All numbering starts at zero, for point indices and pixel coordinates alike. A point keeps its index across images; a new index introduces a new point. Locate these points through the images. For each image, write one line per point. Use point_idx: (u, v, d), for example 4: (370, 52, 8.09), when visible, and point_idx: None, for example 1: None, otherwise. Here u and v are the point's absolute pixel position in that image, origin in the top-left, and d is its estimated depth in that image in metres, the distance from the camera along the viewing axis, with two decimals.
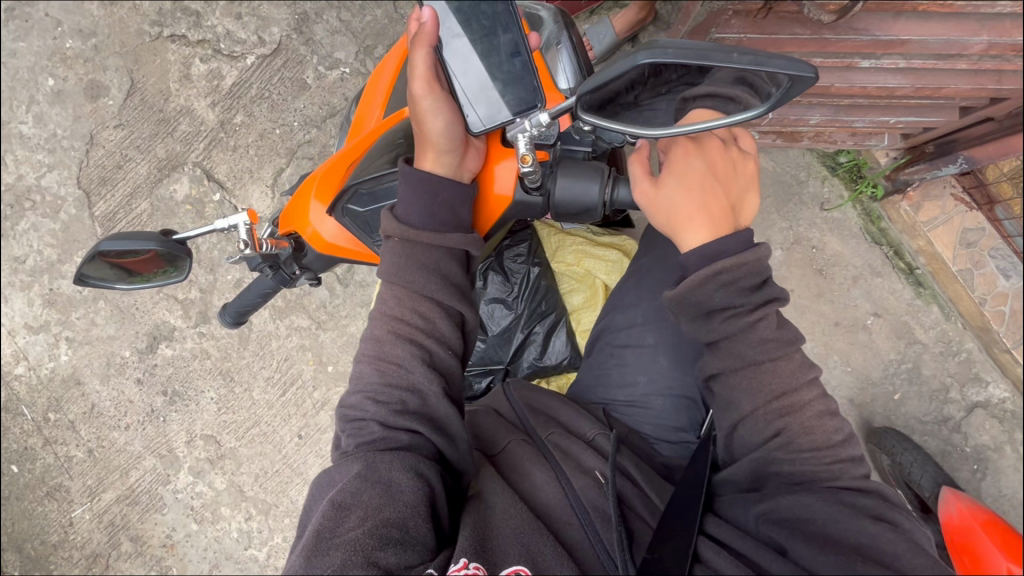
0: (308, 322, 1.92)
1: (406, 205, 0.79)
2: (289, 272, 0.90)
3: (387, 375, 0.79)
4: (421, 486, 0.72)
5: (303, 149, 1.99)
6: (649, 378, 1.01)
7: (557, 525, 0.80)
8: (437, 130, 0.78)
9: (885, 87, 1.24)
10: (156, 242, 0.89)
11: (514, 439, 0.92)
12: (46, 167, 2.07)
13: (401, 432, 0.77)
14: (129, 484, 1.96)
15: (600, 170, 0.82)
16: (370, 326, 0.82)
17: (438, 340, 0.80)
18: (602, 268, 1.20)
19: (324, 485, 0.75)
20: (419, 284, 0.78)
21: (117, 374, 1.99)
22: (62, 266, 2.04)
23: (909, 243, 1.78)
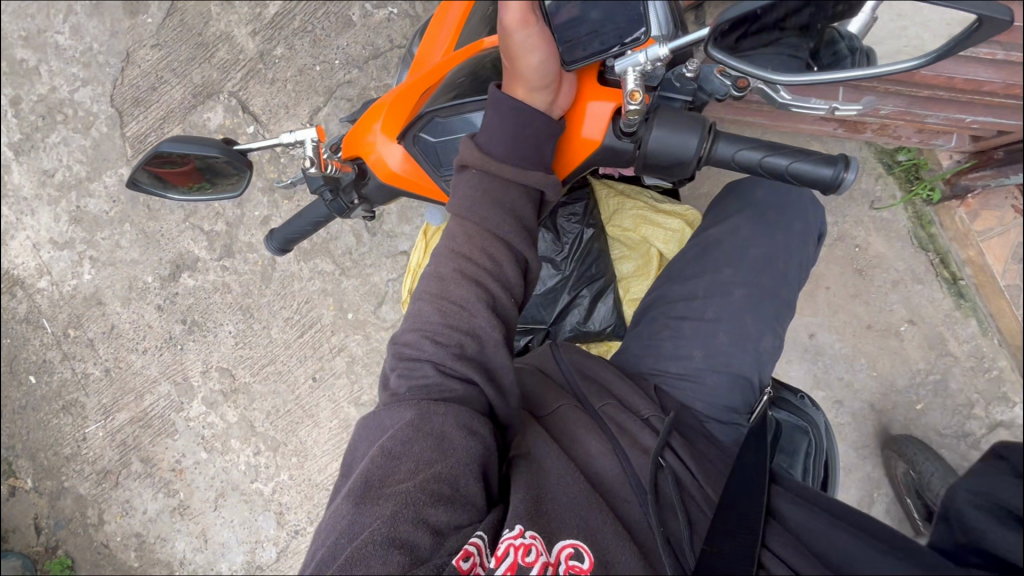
0: (332, 267, 1.90)
1: (490, 138, 0.72)
2: (346, 202, 0.85)
3: (449, 316, 0.73)
4: (474, 444, 0.68)
5: (342, 89, 1.93)
6: (705, 354, 0.94)
7: (614, 499, 0.76)
8: (529, 62, 0.67)
9: (974, 80, 1.20)
10: (219, 149, 0.87)
11: (567, 403, 0.87)
12: (80, 81, 2.03)
13: (456, 380, 0.71)
14: (143, 407, 1.98)
15: (699, 121, 0.70)
16: (434, 263, 0.77)
17: (501, 285, 0.74)
18: (660, 236, 1.11)
19: (371, 428, 0.70)
20: (495, 223, 0.73)
21: (138, 298, 1.99)
22: (90, 184, 2.02)
23: (958, 252, 1.69)
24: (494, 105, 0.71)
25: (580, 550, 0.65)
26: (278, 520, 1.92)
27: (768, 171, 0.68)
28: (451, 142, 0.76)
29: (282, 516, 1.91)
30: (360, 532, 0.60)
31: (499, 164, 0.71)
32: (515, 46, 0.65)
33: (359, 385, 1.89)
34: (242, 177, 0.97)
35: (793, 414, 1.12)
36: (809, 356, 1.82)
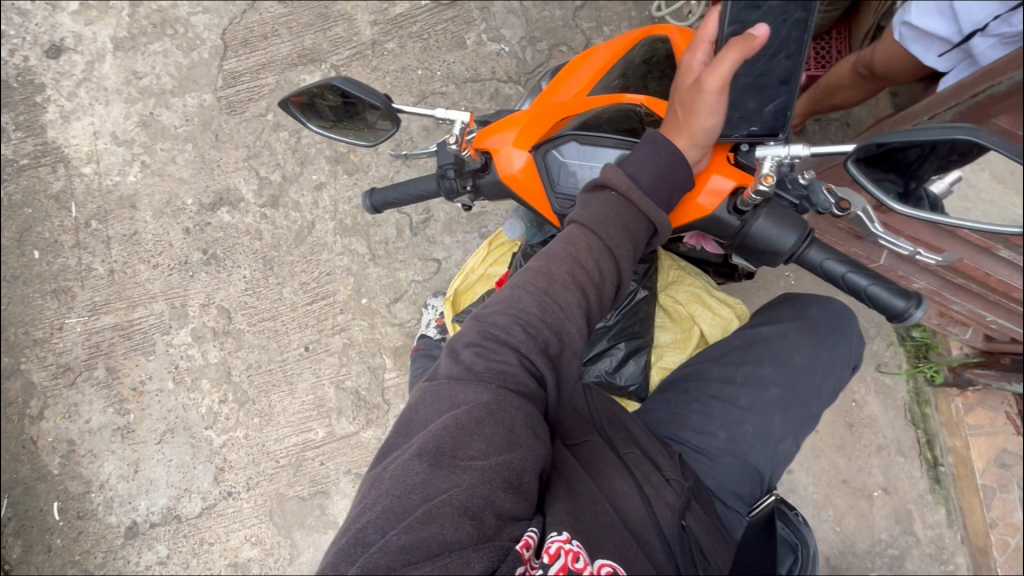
0: (365, 250, 1.94)
1: (638, 169, 0.76)
2: (459, 185, 0.90)
3: (547, 312, 0.74)
4: (537, 446, 0.69)
5: (434, 97, 2.05)
6: (729, 437, 0.98)
7: (643, 539, 0.78)
8: (705, 125, 0.75)
9: (1005, 283, 1.24)
10: (380, 100, 0.92)
11: (595, 440, 0.90)
12: (201, 7, 2.15)
13: (531, 376, 0.72)
14: (131, 318, 1.95)
15: (801, 223, 0.78)
16: (542, 258, 0.77)
17: (599, 299, 0.77)
18: (708, 318, 1.15)
19: (441, 398, 0.68)
20: (618, 243, 0.76)
21: (170, 215, 2.01)
22: (171, 98, 2.09)
23: (945, 439, 1.76)
24: (653, 142, 0.76)
25: (617, 571, 0.68)
26: (215, 476, 1.86)
27: (849, 286, 0.76)
28: (582, 165, 0.81)
29: (221, 474, 1.85)
30: (433, 494, 0.61)
31: (641, 194, 0.75)
32: (704, 104, 0.73)
33: (346, 369, 1.88)
34: (364, 133, 1.03)
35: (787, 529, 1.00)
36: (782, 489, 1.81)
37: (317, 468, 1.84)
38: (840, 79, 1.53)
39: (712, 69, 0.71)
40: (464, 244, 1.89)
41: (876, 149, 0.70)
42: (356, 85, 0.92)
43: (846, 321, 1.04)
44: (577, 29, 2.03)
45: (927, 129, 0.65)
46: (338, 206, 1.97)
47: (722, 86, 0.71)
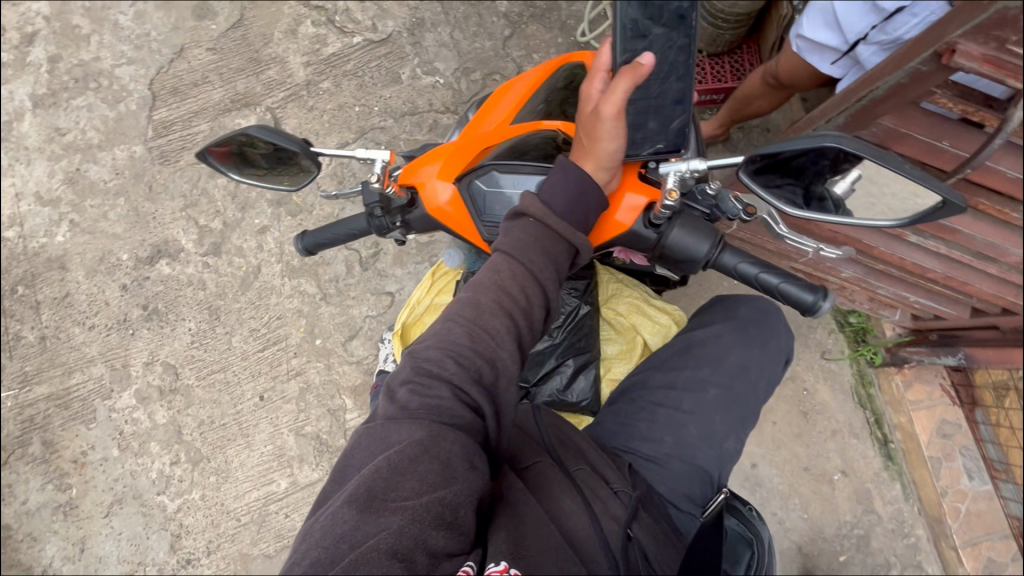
0: (315, 290, 1.91)
1: (552, 194, 0.79)
2: (389, 222, 0.90)
3: (477, 341, 0.76)
4: (474, 477, 0.70)
5: (374, 133, 2.07)
6: (675, 442, 1.01)
7: (587, 556, 0.77)
8: (607, 149, 0.79)
9: (919, 266, 1.33)
10: (298, 146, 0.92)
11: (543, 460, 0.89)
12: (126, 59, 2.11)
13: (465, 408, 0.73)
14: (67, 385, 1.84)
15: (711, 232, 0.82)
16: (470, 288, 0.79)
17: (528, 324, 0.79)
18: (649, 326, 1.19)
19: (376, 439, 0.69)
20: (540, 267, 0.78)
21: (104, 273, 1.92)
22: (98, 152, 2.03)
23: (891, 416, 1.86)
24: (564, 168, 0.79)
25: None
26: (171, 544, 1.75)
27: (763, 286, 0.80)
28: (502, 193, 0.84)
29: (178, 541, 1.75)
30: (363, 540, 0.60)
31: (556, 219, 0.77)
32: (604, 128, 0.77)
33: (305, 414, 1.83)
34: (288, 179, 1.02)
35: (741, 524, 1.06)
36: (748, 484, 1.86)
37: (282, 522, 1.76)
38: (751, 90, 1.65)
39: (607, 97, 0.76)
40: (415, 275, 1.89)
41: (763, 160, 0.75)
42: (272, 133, 0.92)
43: (774, 316, 1.10)
44: (508, 58, 2.10)
45: (799, 138, 0.72)
46: (284, 248, 1.94)
47: (619, 111, 0.76)
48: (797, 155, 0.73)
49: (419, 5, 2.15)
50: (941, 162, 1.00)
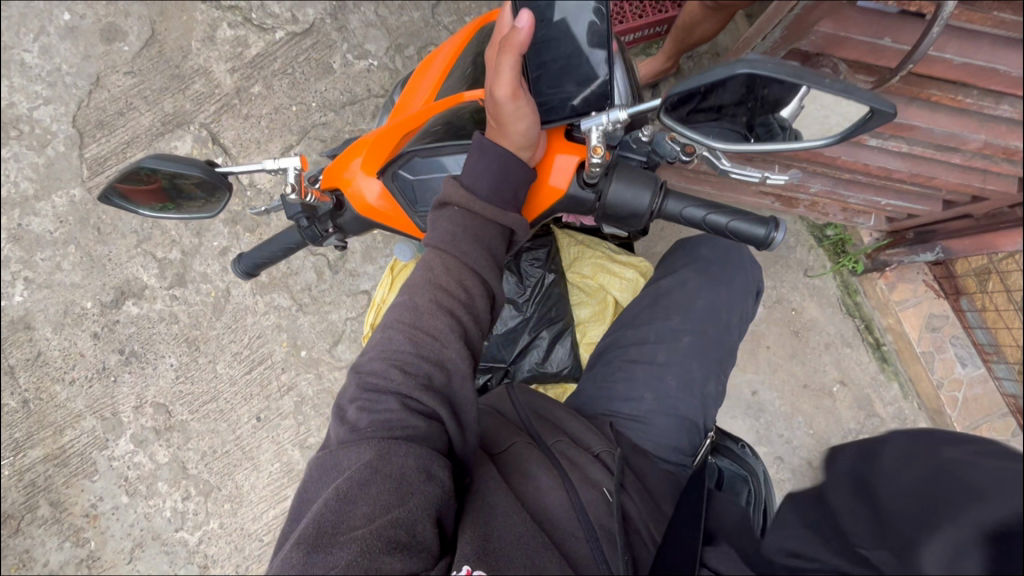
0: (289, 302, 1.87)
1: (476, 179, 0.76)
2: (320, 230, 0.87)
3: (420, 346, 0.75)
4: (432, 488, 0.68)
5: (317, 130, 1.98)
6: (656, 397, 1.00)
7: (562, 536, 0.75)
8: (518, 130, 0.74)
9: (884, 168, 1.30)
10: (200, 169, 0.86)
11: (520, 440, 0.88)
12: (42, 100, 1.99)
13: (417, 415, 0.72)
14: (61, 444, 1.82)
15: (654, 178, 0.78)
16: (406, 294, 0.78)
17: (472, 316, 0.77)
18: (617, 284, 1.17)
19: (327, 467, 0.68)
20: (473, 257, 0.77)
21: (72, 324, 1.87)
22: (36, 203, 1.94)
23: (880, 320, 1.88)
24: (479, 152, 0.75)
25: None
26: None
27: (712, 227, 0.77)
28: (429, 179, 0.81)
29: (206, 571, 1.77)
30: None
31: (482, 203, 0.75)
32: (506, 112, 0.72)
33: (306, 427, 1.82)
34: (212, 206, 0.98)
35: (733, 463, 1.11)
36: (751, 411, 1.88)
37: None
38: (693, 16, 1.57)
39: (496, 75, 0.71)
40: None
41: (681, 100, 0.69)
42: (171, 160, 0.85)
43: (737, 254, 1.09)
44: (440, 26, 2.00)
45: (709, 69, 0.64)
46: None
47: (511, 88, 0.71)
48: (712, 87, 0.66)
49: None
50: (886, 60, 0.96)
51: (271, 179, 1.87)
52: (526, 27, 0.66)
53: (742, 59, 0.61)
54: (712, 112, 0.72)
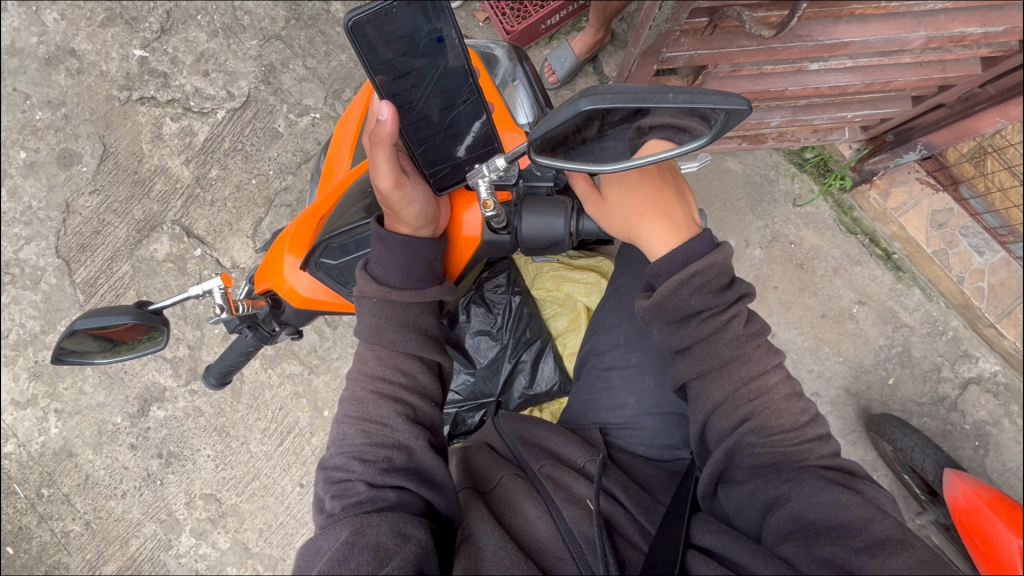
0: (300, 368, 1.90)
1: (386, 270, 0.86)
2: (268, 329, 0.98)
3: (372, 435, 0.85)
4: (408, 546, 0.75)
5: (280, 197, 2.01)
6: (637, 400, 1.06)
7: (550, 560, 0.79)
8: (413, 212, 0.84)
9: (836, 86, 1.24)
10: (132, 315, 0.91)
11: (506, 474, 0.91)
12: (24, 240, 2.07)
13: (387, 489, 0.81)
14: (130, 553, 1.92)
15: (561, 204, 0.88)
16: (351, 389, 0.89)
17: (418, 393, 0.88)
18: (581, 291, 1.26)
19: (311, 553, 0.77)
20: (401, 343, 0.86)
21: (109, 442, 1.95)
22: (45, 337, 2.02)
23: (883, 230, 1.80)
24: (381, 244, 0.85)
25: None
26: None
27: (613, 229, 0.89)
28: (352, 260, 0.91)
29: None
30: None
31: (396, 293, 0.85)
32: (397, 200, 0.82)
33: None
34: (164, 335, 1.01)
35: None
36: None
37: None
38: None
39: (377, 168, 0.80)
40: None
41: (552, 146, 0.71)
42: (94, 315, 0.90)
43: None
44: None
45: (558, 111, 0.65)
46: None
47: (393, 178, 0.80)
48: (569, 127, 0.67)
49: (261, 51, 2.04)
50: None
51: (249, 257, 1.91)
52: (390, 118, 0.73)
53: (584, 95, 0.63)
54: (581, 143, 0.71)
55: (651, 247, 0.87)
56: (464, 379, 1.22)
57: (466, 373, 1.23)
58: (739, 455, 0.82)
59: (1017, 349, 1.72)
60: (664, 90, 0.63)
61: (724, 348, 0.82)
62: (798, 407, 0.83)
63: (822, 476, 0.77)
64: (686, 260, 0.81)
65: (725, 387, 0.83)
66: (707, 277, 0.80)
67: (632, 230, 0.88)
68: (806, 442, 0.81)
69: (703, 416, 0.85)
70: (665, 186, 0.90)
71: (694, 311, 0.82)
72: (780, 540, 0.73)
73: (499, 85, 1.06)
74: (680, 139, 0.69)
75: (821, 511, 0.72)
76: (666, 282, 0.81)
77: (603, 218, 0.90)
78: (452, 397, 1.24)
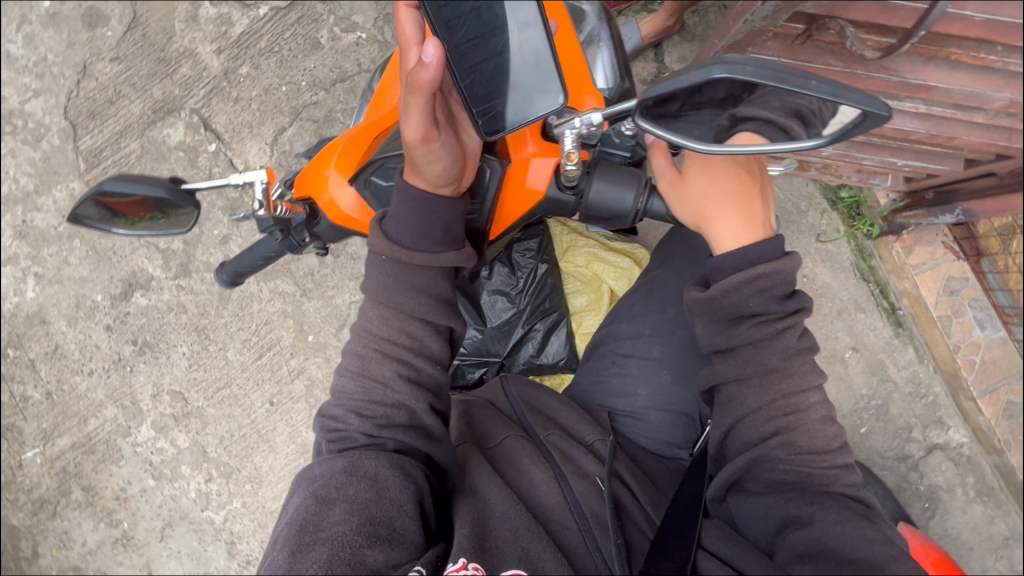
0: (293, 288, 1.86)
1: (398, 229, 0.83)
2: (298, 239, 0.95)
3: (371, 393, 0.83)
4: (407, 487, 0.79)
5: (308, 110, 1.92)
6: (650, 393, 1.06)
7: (557, 528, 0.84)
8: (434, 170, 0.81)
9: (901, 129, 1.21)
10: (164, 190, 0.85)
11: (512, 435, 0.95)
12: (32, 92, 1.97)
13: (379, 447, 0.81)
14: (87, 431, 1.90)
15: (635, 177, 0.89)
16: (353, 343, 0.87)
17: (425, 357, 0.85)
18: (611, 273, 1.26)
19: (303, 482, 0.79)
20: (409, 305, 0.84)
21: (85, 317, 1.91)
22: (38, 198, 1.94)
23: (895, 284, 1.79)
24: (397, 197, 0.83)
25: None
26: (229, 550, 1.86)
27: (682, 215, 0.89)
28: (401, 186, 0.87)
29: (234, 546, 1.86)
30: None
31: (407, 253, 0.82)
32: (419, 154, 0.79)
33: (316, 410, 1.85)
34: (188, 216, 0.96)
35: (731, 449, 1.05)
36: None
37: None
38: None
39: (408, 115, 0.77)
40: None
41: (663, 101, 0.66)
42: (128, 181, 0.84)
43: None
44: None
45: (686, 72, 0.61)
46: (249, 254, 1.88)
47: (422, 130, 0.77)
48: (687, 94, 0.64)
49: None
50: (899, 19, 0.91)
51: None
52: (432, 60, 0.70)
53: (721, 62, 0.60)
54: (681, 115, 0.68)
55: (719, 238, 0.84)
56: (472, 335, 1.22)
57: (476, 330, 1.23)
58: (759, 468, 0.83)
59: (990, 426, 1.77)
60: (809, 75, 0.59)
61: (771, 357, 0.80)
62: (832, 431, 0.82)
63: (847, 505, 0.78)
64: (753, 260, 0.79)
65: (762, 396, 0.82)
66: (771, 282, 0.78)
67: (702, 218, 0.86)
68: (835, 468, 0.81)
69: (729, 421, 0.85)
70: (752, 181, 0.86)
71: (749, 313, 0.80)
72: (795, 559, 0.75)
73: (584, 42, 1.02)
74: (776, 137, 0.65)
75: (844, 540, 0.73)
76: (728, 277, 0.79)
77: (675, 198, 0.88)
78: (457, 349, 1.23)
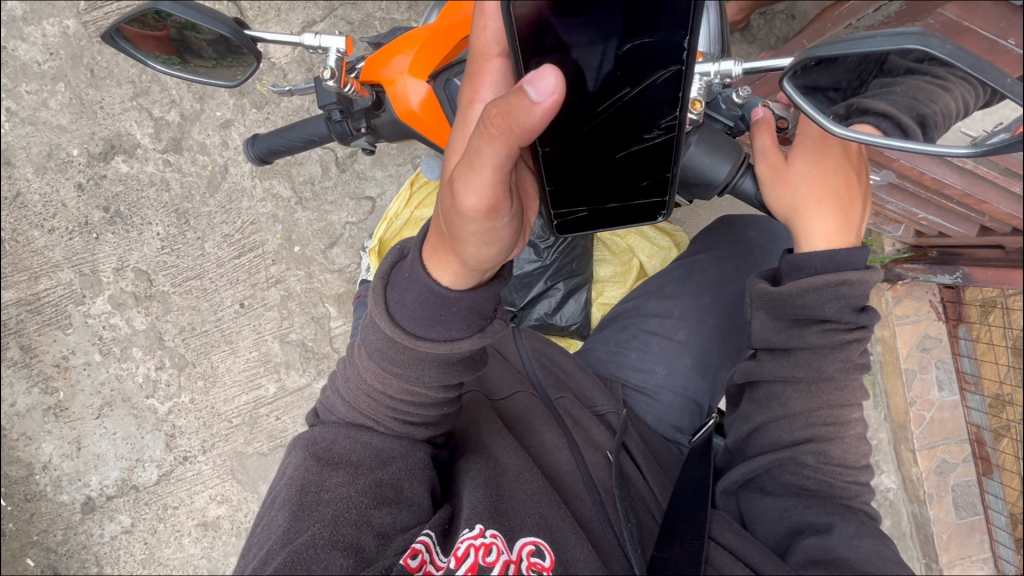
0: (289, 193, 1.76)
1: (413, 312, 0.74)
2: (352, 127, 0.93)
3: (360, 421, 0.85)
4: (414, 455, 0.87)
5: (344, 9, 1.78)
6: (667, 372, 1.13)
7: (571, 495, 0.91)
8: (477, 255, 0.70)
9: (938, 180, 1.23)
10: (230, 29, 0.78)
11: (521, 392, 1.03)
12: None
13: (370, 433, 0.85)
14: (36, 290, 1.78)
15: (736, 151, 0.85)
16: (347, 373, 0.85)
17: (427, 403, 0.84)
18: (646, 251, 1.34)
19: (301, 443, 0.86)
20: (411, 376, 0.79)
21: (56, 170, 1.76)
22: (24, 26, 1.75)
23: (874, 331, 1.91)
24: (412, 281, 0.73)
25: (541, 548, 0.79)
26: (167, 442, 1.81)
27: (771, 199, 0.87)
28: None
29: (173, 440, 1.81)
30: (296, 535, 0.74)
31: (413, 341, 0.74)
32: (469, 234, 0.67)
33: (288, 322, 1.78)
34: (236, 69, 0.89)
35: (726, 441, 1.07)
36: None
37: (274, 424, 1.80)
38: None
39: (474, 183, 0.64)
40: (398, 179, 1.75)
41: (816, 63, 0.64)
42: (188, 8, 0.78)
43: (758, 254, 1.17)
44: None
45: (869, 38, 0.58)
46: None
47: (488, 207, 0.66)
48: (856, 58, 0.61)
49: None
50: None
51: (287, 54, 1.71)
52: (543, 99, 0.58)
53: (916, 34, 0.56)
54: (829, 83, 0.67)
55: (810, 238, 0.84)
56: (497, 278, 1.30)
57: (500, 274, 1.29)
58: (781, 470, 0.88)
59: (920, 478, 1.85)
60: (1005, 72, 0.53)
61: (829, 366, 0.82)
62: (863, 449, 0.86)
63: (865, 521, 0.82)
64: (841, 266, 0.79)
65: (807, 403, 0.85)
66: (853, 291, 0.78)
67: (797, 213, 0.85)
68: (857, 484, 0.85)
69: (762, 419, 0.89)
70: (857, 185, 0.85)
71: (821, 317, 0.81)
72: (809, 563, 0.79)
73: None
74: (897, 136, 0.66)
75: (863, 555, 0.77)
76: (810, 277, 0.79)
77: (773, 184, 0.85)
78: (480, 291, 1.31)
